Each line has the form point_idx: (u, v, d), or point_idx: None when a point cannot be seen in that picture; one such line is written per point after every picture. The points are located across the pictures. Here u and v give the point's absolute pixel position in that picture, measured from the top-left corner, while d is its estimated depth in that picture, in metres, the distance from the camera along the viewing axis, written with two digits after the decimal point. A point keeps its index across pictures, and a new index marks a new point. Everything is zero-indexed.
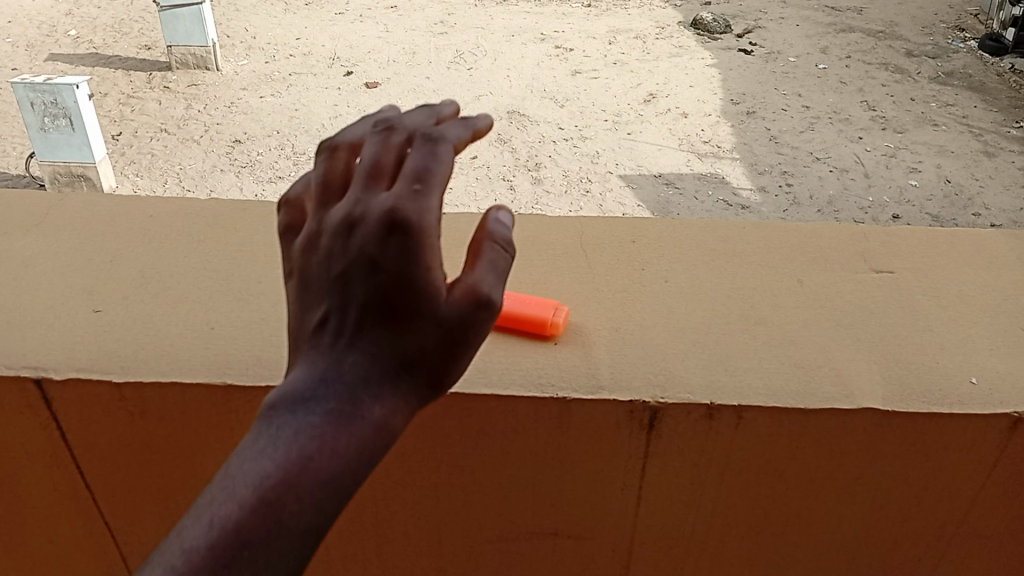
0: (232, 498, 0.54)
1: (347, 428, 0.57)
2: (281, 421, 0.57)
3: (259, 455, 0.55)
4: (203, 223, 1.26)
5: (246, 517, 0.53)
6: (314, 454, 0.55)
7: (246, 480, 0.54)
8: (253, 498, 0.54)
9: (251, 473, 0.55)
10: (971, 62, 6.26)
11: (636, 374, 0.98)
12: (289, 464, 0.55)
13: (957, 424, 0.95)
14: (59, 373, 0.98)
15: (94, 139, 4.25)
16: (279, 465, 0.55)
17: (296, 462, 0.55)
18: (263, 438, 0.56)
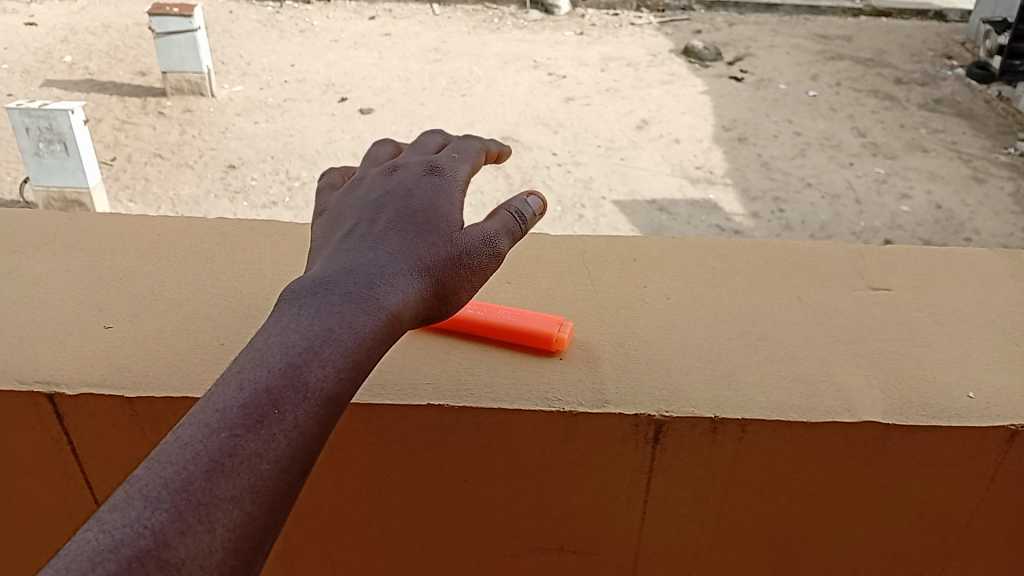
0: (229, 407, 0.63)
1: (350, 324, 0.71)
2: (287, 331, 0.69)
3: (261, 365, 0.66)
4: (211, 241, 1.27)
5: (242, 421, 0.62)
6: (322, 343, 0.68)
7: (246, 386, 0.64)
8: (249, 401, 0.63)
9: (250, 382, 0.65)
10: (959, 89, 6.35)
11: (641, 389, 1.00)
12: (285, 371, 0.66)
13: (957, 438, 0.97)
14: (71, 388, 0.99)
15: (88, 164, 4.27)
16: (280, 366, 0.66)
17: (292, 370, 0.66)
18: (269, 348, 0.68)
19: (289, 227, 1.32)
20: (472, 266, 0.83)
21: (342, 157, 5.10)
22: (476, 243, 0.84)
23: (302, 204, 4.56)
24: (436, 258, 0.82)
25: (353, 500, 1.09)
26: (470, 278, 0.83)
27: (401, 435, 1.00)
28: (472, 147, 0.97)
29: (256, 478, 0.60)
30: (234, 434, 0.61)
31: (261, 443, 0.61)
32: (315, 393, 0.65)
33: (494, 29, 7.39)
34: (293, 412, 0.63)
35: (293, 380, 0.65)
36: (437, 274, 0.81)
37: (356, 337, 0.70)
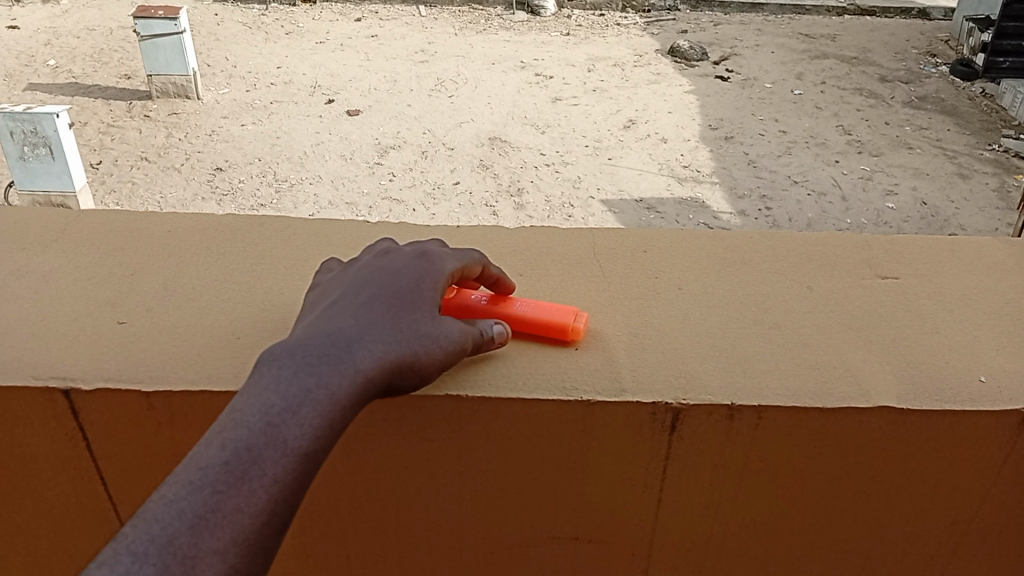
0: (212, 466, 0.71)
1: (324, 387, 0.78)
2: (267, 392, 0.77)
3: (242, 424, 0.74)
4: (221, 237, 1.27)
5: (224, 482, 0.71)
6: (300, 404, 0.76)
7: (227, 446, 0.73)
8: (231, 462, 0.72)
9: (231, 442, 0.73)
10: (944, 86, 6.41)
11: (658, 377, 1.00)
12: (264, 433, 0.74)
13: (969, 422, 0.98)
14: (87, 383, 0.99)
15: (74, 168, 4.24)
16: (260, 428, 0.74)
17: (270, 431, 0.74)
18: (249, 407, 0.76)
19: (297, 222, 1.32)
20: (438, 345, 0.88)
21: (330, 158, 5.09)
22: (445, 326, 0.90)
23: (290, 207, 4.55)
24: (410, 334, 0.86)
25: (370, 493, 1.09)
26: (433, 358, 0.87)
27: (417, 428, 1.01)
28: (469, 253, 1.03)
29: (235, 535, 0.69)
30: (216, 494, 0.70)
31: (239, 505, 0.70)
32: (289, 457, 0.73)
33: (480, 30, 7.40)
34: (270, 472, 0.72)
35: (271, 442, 0.74)
36: (407, 349, 0.85)
37: (329, 398, 0.77)
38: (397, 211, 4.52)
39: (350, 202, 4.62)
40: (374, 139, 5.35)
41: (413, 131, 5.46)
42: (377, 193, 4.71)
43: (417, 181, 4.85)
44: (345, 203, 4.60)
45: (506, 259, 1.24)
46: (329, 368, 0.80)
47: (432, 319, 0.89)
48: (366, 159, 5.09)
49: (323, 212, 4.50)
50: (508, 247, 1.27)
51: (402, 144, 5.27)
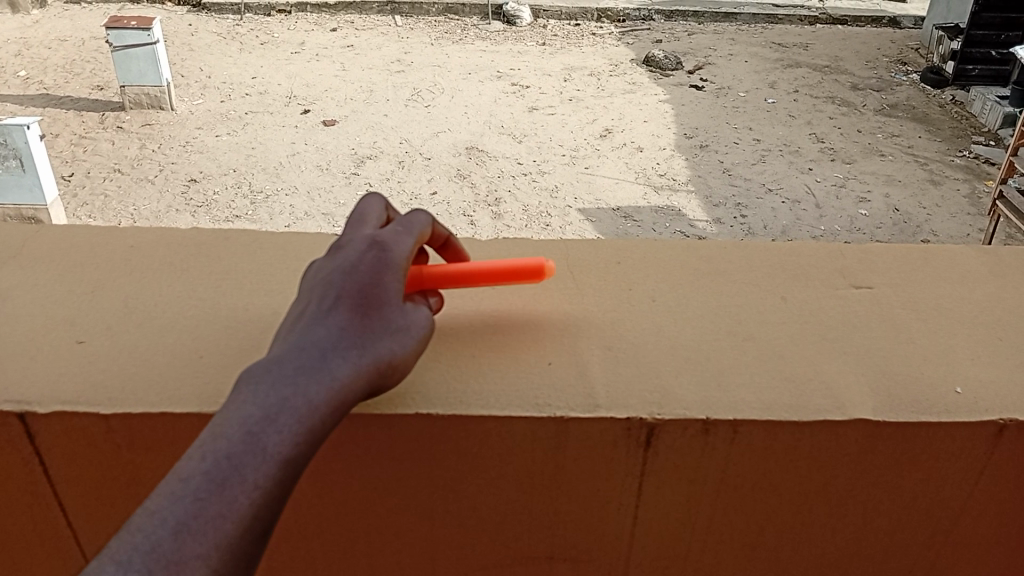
0: (195, 476, 0.69)
1: (302, 397, 0.75)
2: (244, 404, 0.74)
3: (222, 435, 0.71)
4: (185, 252, 1.24)
5: (208, 490, 0.68)
6: (279, 413, 0.73)
7: (210, 456, 0.70)
8: (213, 472, 0.69)
9: (213, 452, 0.70)
10: (914, 94, 6.49)
11: (632, 392, 0.99)
12: (246, 442, 0.71)
13: (945, 433, 0.97)
14: (43, 406, 0.95)
15: (45, 180, 4.18)
16: (242, 438, 0.71)
17: (253, 442, 0.71)
18: (229, 419, 0.73)
19: (265, 236, 1.29)
20: (412, 342, 0.87)
21: (305, 169, 5.04)
22: (415, 322, 0.88)
23: (265, 218, 4.50)
24: (383, 338, 0.84)
25: (338, 516, 1.06)
26: (409, 355, 0.86)
27: (388, 448, 0.98)
28: (416, 219, 0.99)
29: (220, 542, 0.67)
30: (200, 503, 0.67)
31: (224, 512, 0.68)
32: (274, 467, 0.71)
33: (457, 40, 7.39)
34: (255, 480, 0.69)
35: (255, 450, 0.71)
36: (384, 352, 0.83)
37: (309, 406, 0.75)
38: None
39: (326, 212, 4.58)
40: (350, 149, 5.32)
41: (390, 141, 5.43)
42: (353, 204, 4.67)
43: (394, 191, 4.82)
44: (321, 214, 4.56)
45: None
46: (305, 378, 0.77)
47: (402, 317, 0.87)
48: (343, 169, 5.06)
49: (299, 223, 4.46)
50: (479, 258, 1.25)
51: (378, 155, 5.24)
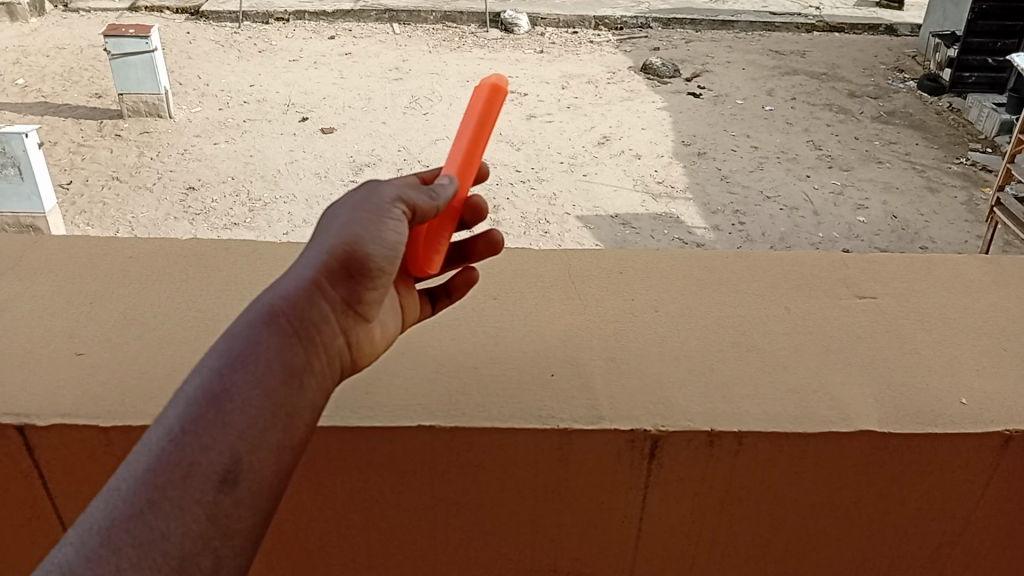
0: (150, 448, 0.65)
1: (243, 335, 0.72)
2: (201, 364, 0.70)
3: (180, 398, 0.68)
4: (184, 263, 1.24)
5: (166, 459, 0.65)
6: (233, 367, 0.70)
7: (159, 426, 0.67)
8: (169, 439, 0.66)
9: (163, 421, 0.67)
10: (912, 101, 6.50)
11: (636, 404, 0.98)
12: (195, 400, 0.68)
13: (951, 444, 0.97)
14: (42, 419, 0.94)
15: (43, 188, 4.17)
16: (189, 400, 0.68)
17: (203, 397, 0.68)
18: (187, 382, 0.69)
19: (265, 245, 1.29)
20: (381, 221, 0.81)
21: (304, 176, 5.04)
22: (376, 200, 0.83)
23: (264, 225, 4.49)
24: (341, 227, 0.80)
25: (340, 529, 1.05)
26: (383, 232, 0.81)
27: (390, 460, 0.97)
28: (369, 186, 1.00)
29: (193, 509, 0.63)
30: (160, 472, 0.64)
31: (192, 478, 0.64)
32: (230, 416, 0.68)
33: (455, 48, 7.40)
34: (217, 439, 0.66)
35: (208, 405, 0.68)
36: (346, 239, 0.79)
37: (252, 345, 0.72)
38: None
39: None
40: (349, 157, 5.31)
41: (389, 149, 5.43)
42: None
43: None
44: (320, 221, 4.56)
45: (481, 281, 1.21)
46: (247, 313, 0.74)
47: (360, 203, 0.83)
48: (341, 177, 5.05)
49: (297, 230, 4.45)
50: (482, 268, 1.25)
51: (377, 162, 5.24)
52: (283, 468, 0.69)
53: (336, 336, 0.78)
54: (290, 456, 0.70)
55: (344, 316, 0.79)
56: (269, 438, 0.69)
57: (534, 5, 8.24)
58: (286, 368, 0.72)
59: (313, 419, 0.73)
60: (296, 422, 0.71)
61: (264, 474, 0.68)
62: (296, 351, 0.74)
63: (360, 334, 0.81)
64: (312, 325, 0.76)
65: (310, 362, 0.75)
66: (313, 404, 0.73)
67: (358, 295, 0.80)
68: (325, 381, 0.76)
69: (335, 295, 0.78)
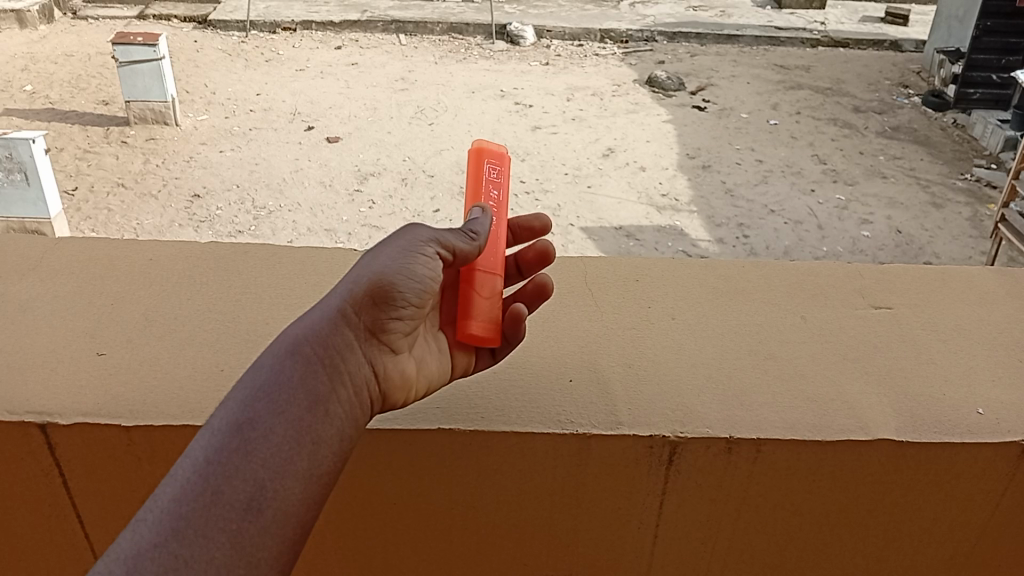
0: (176, 479, 0.69)
1: (270, 367, 0.76)
2: (231, 397, 0.75)
3: (210, 432, 0.72)
4: (204, 266, 1.25)
5: (193, 489, 0.68)
6: (259, 401, 0.74)
7: (186, 459, 0.70)
8: (195, 470, 0.69)
9: (190, 454, 0.71)
10: (916, 116, 6.52)
11: (655, 410, 0.98)
12: (221, 432, 0.72)
13: (969, 453, 0.97)
14: (65, 418, 0.95)
15: (50, 195, 4.19)
16: (217, 432, 0.72)
17: (229, 429, 0.72)
18: (215, 418, 0.73)
19: (283, 250, 1.30)
20: (409, 254, 0.84)
21: (308, 185, 5.06)
22: (409, 237, 0.86)
23: (268, 233, 4.51)
24: (373, 261, 0.83)
25: (357, 532, 1.05)
26: (411, 264, 0.83)
27: (407, 463, 0.98)
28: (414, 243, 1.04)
29: (218, 538, 0.67)
30: (185, 502, 0.67)
31: (216, 507, 0.68)
32: (254, 444, 0.71)
33: (461, 59, 7.44)
34: (241, 467, 0.70)
35: (232, 436, 0.72)
36: (377, 269, 0.81)
37: (276, 378, 0.76)
38: (376, 238, 4.49)
39: (329, 229, 4.59)
40: (354, 166, 5.33)
41: (393, 158, 5.45)
42: (356, 220, 4.68)
43: (397, 208, 4.82)
44: (323, 229, 4.57)
45: None
46: (274, 348, 0.78)
47: (394, 241, 0.86)
48: (346, 186, 5.07)
49: (302, 238, 4.46)
50: None
51: (381, 172, 5.26)
52: (309, 498, 0.72)
53: (362, 364, 0.80)
54: (316, 485, 0.73)
55: (370, 345, 0.81)
56: (294, 467, 0.72)
57: (540, 17, 8.28)
58: (311, 397, 0.76)
59: (338, 448, 0.76)
60: (322, 451, 0.74)
61: (290, 501, 0.71)
62: (320, 380, 0.77)
63: (388, 365, 0.83)
64: (338, 353, 0.78)
65: (336, 391, 0.77)
66: (340, 431, 0.77)
67: (385, 322, 0.81)
68: (353, 410, 0.79)
69: (359, 323, 0.80)
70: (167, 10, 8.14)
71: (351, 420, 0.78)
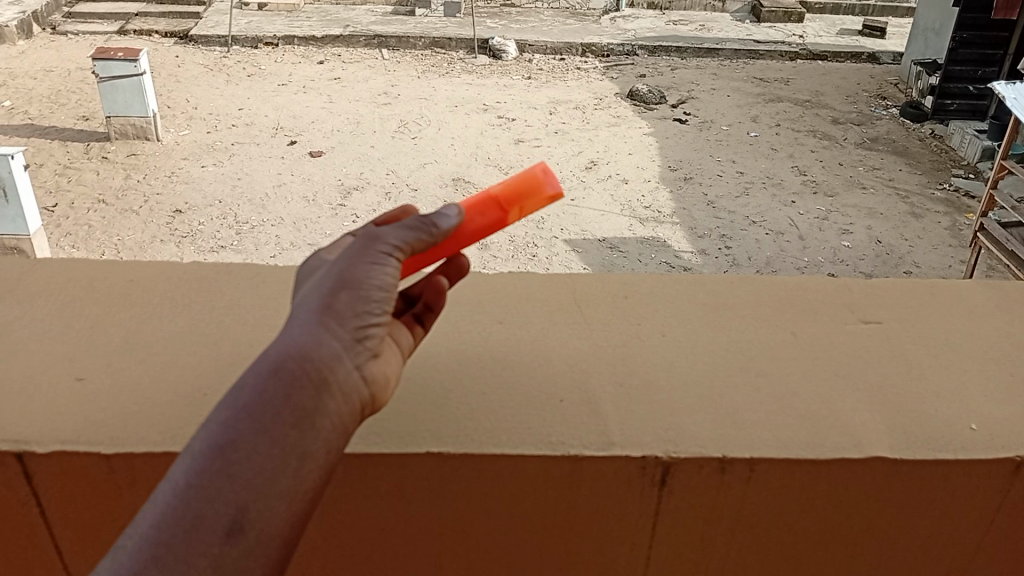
0: (157, 504, 0.68)
1: (251, 384, 0.73)
2: (215, 414, 0.72)
3: (192, 452, 0.70)
4: (187, 287, 1.23)
5: (172, 515, 0.67)
6: (239, 418, 0.71)
7: (167, 482, 0.69)
8: (176, 495, 0.68)
9: (171, 477, 0.69)
10: (894, 128, 6.59)
11: (647, 430, 0.97)
12: (202, 455, 0.70)
13: (962, 471, 0.96)
14: (42, 446, 0.92)
15: (29, 210, 4.13)
16: (197, 452, 0.70)
17: (210, 450, 0.70)
18: (198, 436, 0.71)
19: (268, 270, 1.28)
20: (372, 266, 0.80)
21: (292, 200, 5.02)
22: (366, 245, 0.81)
23: (251, 248, 4.47)
24: (341, 270, 0.79)
25: (342, 560, 1.03)
26: (377, 270, 0.79)
27: (395, 488, 0.96)
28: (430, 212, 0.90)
29: (197, 563, 0.66)
30: (165, 529, 0.67)
31: (197, 531, 0.67)
32: (236, 466, 0.69)
33: (444, 73, 7.44)
34: (222, 490, 0.68)
35: (214, 458, 0.69)
36: (341, 278, 0.78)
37: (257, 397, 0.72)
38: None
39: (313, 243, 4.56)
40: (337, 180, 5.31)
41: (377, 172, 5.44)
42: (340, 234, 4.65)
43: None
44: (307, 244, 4.54)
45: (487, 305, 1.21)
46: (258, 365, 0.75)
47: (352, 252, 0.81)
48: (330, 201, 5.04)
49: (285, 253, 4.43)
50: (488, 292, 1.24)
51: (365, 186, 5.24)
52: (294, 518, 0.70)
53: (349, 373, 0.76)
54: (302, 502, 0.70)
55: (356, 350, 0.77)
56: (278, 486, 0.69)
57: (521, 32, 8.32)
58: (296, 412, 0.72)
59: (325, 461, 0.72)
60: (307, 468, 0.71)
61: (274, 523, 0.69)
62: (306, 394, 0.73)
63: (377, 368, 0.79)
64: (323, 366, 0.74)
65: (324, 404, 0.73)
66: (327, 445, 0.73)
67: (364, 328, 0.78)
68: (343, 421, 0.75)
69: (342, 332, 0.77)
70: (148, 25, 8.10)
71: (341, 432, 0.74)
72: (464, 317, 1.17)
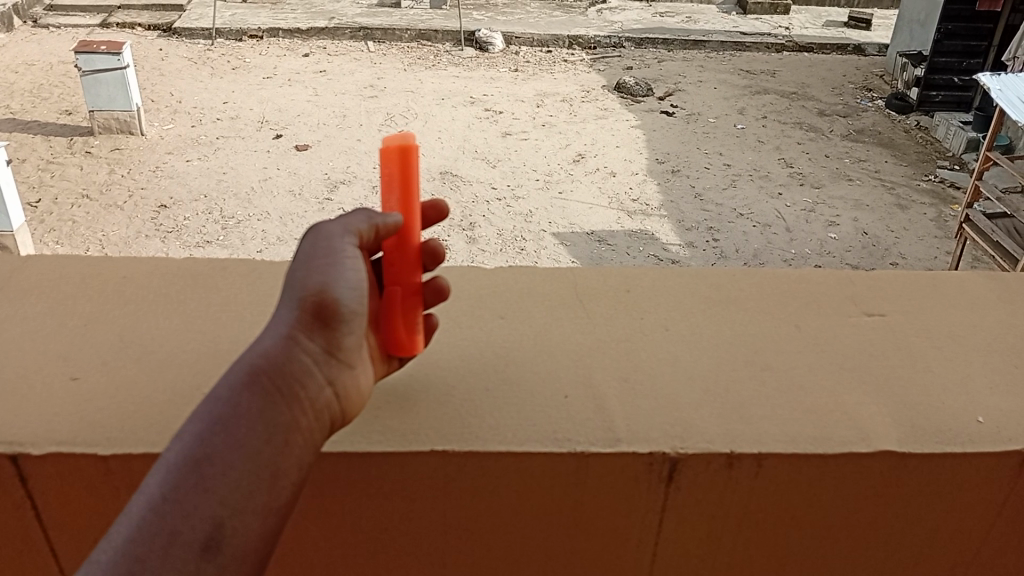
0: (129, 519, 0.66)
1: (224, 398, 0.73)
2: (187, 427, 0.71)
3: (165, 464, 0.69)
4: (182, 283, 1.20)
5: (146, 529, 0.65)
6: (213, 432, 0.71)
7: (141, 495, 0.67)
8: (150, 508, 0.66)
9: (144, 490, 0.67)
10: (880, 119, 6.59)
11: (654, 425, 0.96)
12: (177, 466, 0.68)
13: (971, 464, 0.95)
14: (37, 448, 0.90)
15: (12, 206, 4.07)
16: (170, 464, 0.69)
17: (186, 463, 0.69)
18: (169, 449, 0.70)
19: (263, 265, 1.26)
20: (333, 265, 0.80)
21: (278, 195, 4.99)
22: (322, 242, 0.81)
23: (237, 243, 4.43)
24: (302, 279, 0.79)
25: (344, 559, 1.01)
26: (340, 271, 0.80)
27: (397, 487, 0.94)
28: (361, 214, 0.85)
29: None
30: (139, 542, 0.64)
31: (174, 547, 0.65)
32: (212, 481, 0.68)
33: (430, 66, 7.40)
34: (200, 505, 0.67)
35: (190, 472, 0.68)
36: (308, 286, 0.78)
37: (232, 410, 0.72)
38: None
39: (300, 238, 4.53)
40: (323, 174, 5.27)
41: (364, 166, 5.40)
42: None
43: None
44: (294, 238, 4.51)
45: (487, 301, 1.19)
46: (229, 377, 0.74)
47: (307, 252, 0.81)
48: (316, 195, 5.01)
49: (271, 248, 4.39)
50: (488, 287, 1.22)
51: (352, 179, 5.21)
52: (268, 532, 0.69)
53: (321, 387, 0.77)
54: (275, 517, 0.70)
55: (328, 363, 0.79)
56: (254, 501, 0.69)
57: (507, 24, 8.28)
58: (272, 428, 0.73)
59: (297, 477, 0.73)
60: (281, 483, 0.71)
61: (249, 537, 0.68)
62: (279, 410, 0.74)
63: (347, 382, 0.80)
64: (296, 379, 0.76)
65: (296, 419, 0.74)
66: (299, 461, 0.73)
67: (337, 342, 0.79)
68: (312, 437, 0.76)
69: (314, 345, 0.78)
70: (130, 18, 8.01)
71: (311, 448, 0.75)
72: (463, 312, 1.16)
